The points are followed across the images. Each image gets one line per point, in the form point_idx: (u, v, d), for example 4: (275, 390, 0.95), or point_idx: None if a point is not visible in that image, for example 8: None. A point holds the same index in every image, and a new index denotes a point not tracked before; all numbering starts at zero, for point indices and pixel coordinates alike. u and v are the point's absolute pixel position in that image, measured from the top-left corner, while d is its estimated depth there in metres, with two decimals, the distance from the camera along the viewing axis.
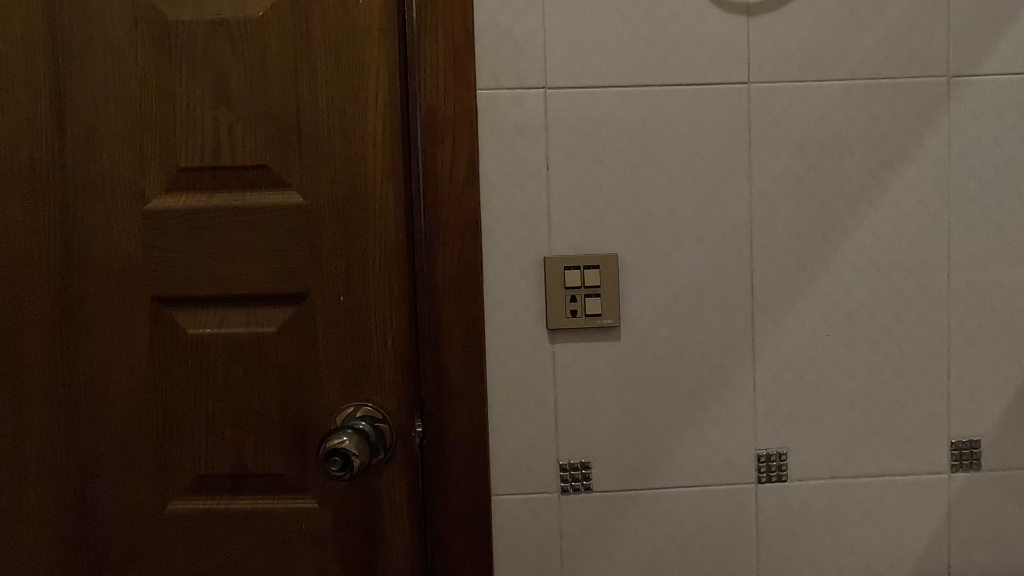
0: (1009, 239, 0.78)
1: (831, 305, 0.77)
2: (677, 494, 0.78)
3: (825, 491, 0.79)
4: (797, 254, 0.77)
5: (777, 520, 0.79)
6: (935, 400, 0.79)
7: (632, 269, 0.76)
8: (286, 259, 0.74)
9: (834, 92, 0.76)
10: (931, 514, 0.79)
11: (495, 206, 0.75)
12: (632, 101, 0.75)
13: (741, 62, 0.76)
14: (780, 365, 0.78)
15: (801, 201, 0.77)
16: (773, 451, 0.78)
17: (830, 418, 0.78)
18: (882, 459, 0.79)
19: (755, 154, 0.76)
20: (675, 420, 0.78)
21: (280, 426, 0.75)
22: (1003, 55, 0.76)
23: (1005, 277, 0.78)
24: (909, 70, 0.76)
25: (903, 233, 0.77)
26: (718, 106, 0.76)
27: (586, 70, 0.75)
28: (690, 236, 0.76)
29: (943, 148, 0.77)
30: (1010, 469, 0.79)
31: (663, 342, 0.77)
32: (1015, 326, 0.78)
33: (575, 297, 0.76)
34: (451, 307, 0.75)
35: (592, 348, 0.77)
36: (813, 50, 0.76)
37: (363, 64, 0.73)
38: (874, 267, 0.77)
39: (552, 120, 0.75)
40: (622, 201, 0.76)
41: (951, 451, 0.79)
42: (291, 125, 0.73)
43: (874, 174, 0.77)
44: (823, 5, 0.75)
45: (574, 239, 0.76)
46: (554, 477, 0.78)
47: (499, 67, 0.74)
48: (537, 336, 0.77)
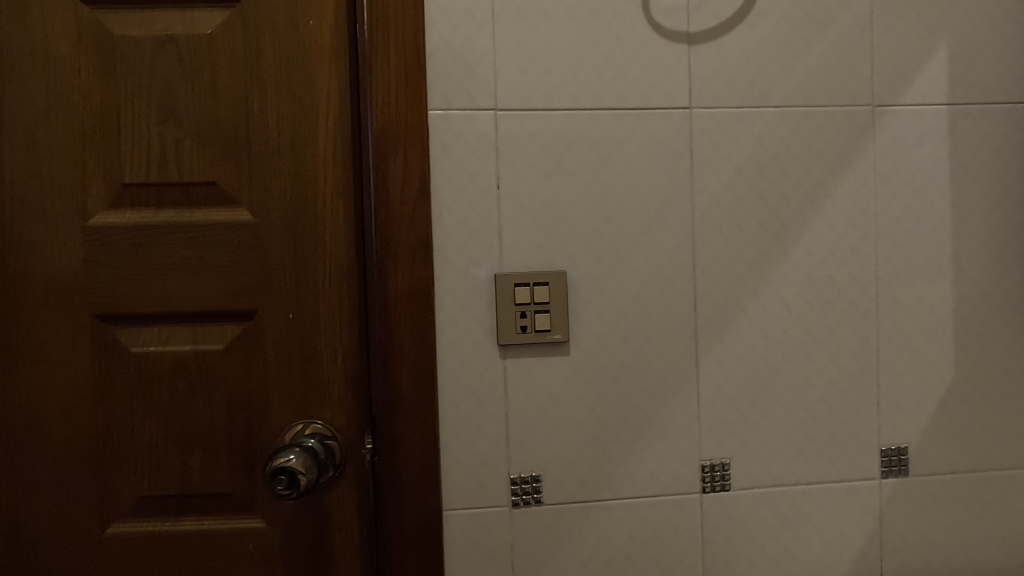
0: (931, 257, 0.83)
1: (770, 320, 0.81)
2: (625, 505, 0.80)
3: (766, 498, 0.82)
4: (738, 271, 0.80)
5: (722, 528, 0.82)
6: (867, 410, 0.83)
7: (580, 286, 0.79)
8: (234, 276, 0.74)
9: (769, 118, 0.80)
10: (865, 518, 0.83)
11: (446, 223, 0.77)
12: (580, 123, 0.78)
13: (683, 88, 0.79)
14: (722, 378, 0.81)
15: (741, 221, 0.80)
16: (717, 462, 0.81)
17: (770, 429, 0.82)
18: (819, 467, 0.83)
19: (697, 175, 0.80)
20: (623, 433, 0.80)
21: (227, 445, 0.74)
22: (922, 86, 0.82)
23: (927, 293, 0.83)
24: (839, 98, 0.81)
25: (836, 251, 0.82)
26: (662, 130, 0.79)
27: (535, 92, 0.77)
28: (637, 254, 0.79)
29: (870, 171, 0.82)
30: (936, 474, 0.84)
31: (611, 357, 0.79)
32: (937, 338, 0.83)
33: (525, 312, 0.77)
34: (402, 323, 0.75)
35: (542, 363, 0.79)
36: (750, 77, 0.80)
37: (315, 84, 0.74)
38: (809, 283, 0.81)
39: (503, 140, 0.77)
40: (571, 219, 0.78)
41: (881, 458, 0.83)
42: (240, 143, 0.73)
43: (808, 195, 0.81)
44: (759, 36, 0.80)
45: (524, 256, 0.78)
46: (505, 491, 0.79)
47: (450, 88, 0.76)
48: (488, 351, 0.78)
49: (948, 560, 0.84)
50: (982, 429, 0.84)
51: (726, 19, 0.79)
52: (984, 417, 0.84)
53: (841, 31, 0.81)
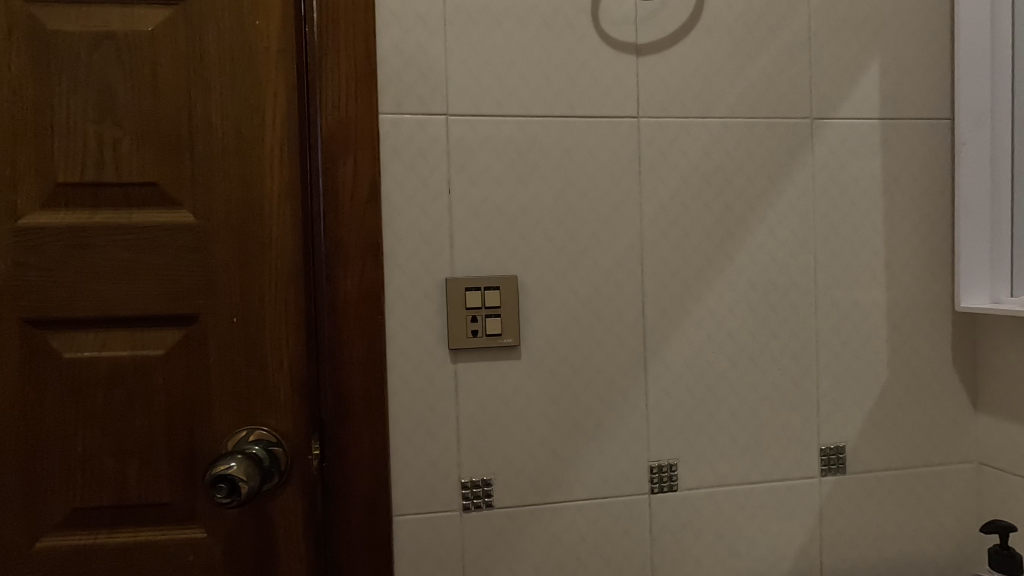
0: (866, 263, 0.87)
1: (715, 324, 0.83)
2: (576, 507, 0.81)
3: (712, 498, 0.84)
4: (684, 276, 0.83)
5: (670, 528, 0.83)
6: (807, 410, 0.86)
7: (531, 291, 0.80)
8: (175, 279, 0.72)
9: (714, 128, 0.83)
10: (806, 515, 0.86)
11: (397, 227, 0.77)
12: (531, 130, 0.79)
13: (632, 97, 0.81)
14: (670, 381, 0.83)
15: (687, 227, 0.83)
16: (664, 463, 0.83)
17: (716, 430, 0.84)
18: (762, 467, 0.85)
19: (645, 183, 0.82)
20: (574, 436, 0.81)
21: (167, 453, 0.72)
22: (857, 101, 0.86)
23: (862, 297, 0.87)
24: (780, 111, 0.84)
25: (777, 257, 0.85)
26: (611, 137, 0.81)
27: (486, 98, 0.78)
28: (587, 259, 0.81)
29: (809, 181, 0.85)
30: (871, 471, 0.88)
31: (562, 361, 0.81)
32: (872, 341, 0.87)
33: (476, 317, 0.78)
34: (351, 328, 0.75)
35: (493, 367, 0.79)
36: (696, 89, 0.82)
37: (261, 85, 0.73)
38: (752, 288, 0.84)
39: (454, 145, 0.78)
40: (522, 224, 0.79)
41: (821, 457, 0.87)
42: (182, 142, 0.71)
43: (751, 204, 0.84)
44: (704, 49, 0.82)
45: (476, 260, 0.78)
46: (456, 495, 0.79)
47: (402, 92, 0.76)
48: (439, 356, 0.78)
49: (882, 554, 0.88)
50: (914, 428, 0.88)
51: (672, 32, 0.81)
52: (915, 416, 0.88)
53: (781, 46, 0.84)
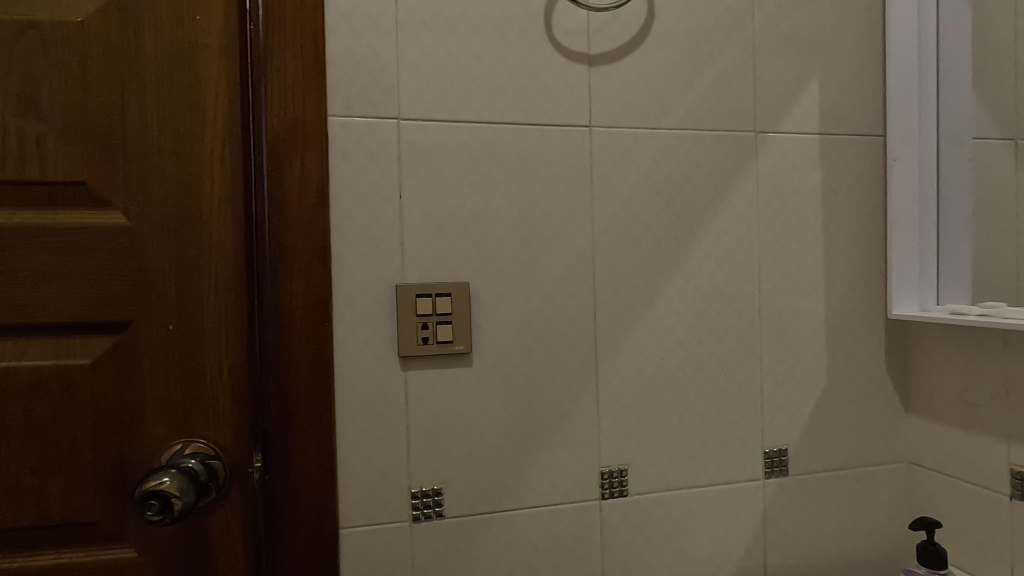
0: (806, 272, 0.90)
1: (664, 330, 0.85)
2: (527, 515, 0.81)
3: (661, 502, 0.85)
4: (635, 283, 0.84)
5: (620, 533, 0.84)
6: (752, 414, 0.89)
7: (483, 297, 0.79)
8: (105, 283, 0.68)
9: (663, 139, 0.85)
10: (750, 517, 0.89)
11: (346, 232, 0.75)
12: (484, 136, 0.79)
13: (584, 106, 0.82)
14: (620, 387, 0.84)
15: (638, 235, 0.84)
16: (615, 468, 0.84)
17: (665, 435, 0.85)
18: (709, 470, 0.87)
19: (597, 191, 0.83)
20: (525, 443, 0.81)
21: (94, 469, 0.68)
22: (798, 116, 0.89)
23: (803, 305, 0.90)
24: (726, 124, 0.87)
25: (724, 265, 0.87)
26: (563, 145, 0.81)
27: (439, 103, 0.77)
28: (539, 266, 0.81)
29: (754, 192, 0.88)
30: (812, 472, 0.91)
31: (514, 367, 0.80)
32: (812, 347, 0.91)
33: (427, 323, 0.77)
34: (296, 336, 0.72)
35: (444, 375, 0.78)
36: (646, 100, 0.84)
37: (202, 83, 0.70)
38: (700, 296, 0.86)
39: (405, 149, 0.77)
40: (474, 230, 0.79)
41: (765, 459, 0.89)
42: (114, 140, 0.68)
43: (699, 213, 0.86)
44: (654, 62, 0.84)
45: (427, 266, 0.77)
46: (406, 505, 0.77)
47: (352, 95, 0.75)
48: (389, 363, 0.77)
49: (822, 552, 0.91)
50: (851, 430, 0.92)
51: (623, 44, 0.83)
52: (852, 418, 0.92)
53: (727, 61, 0.87)
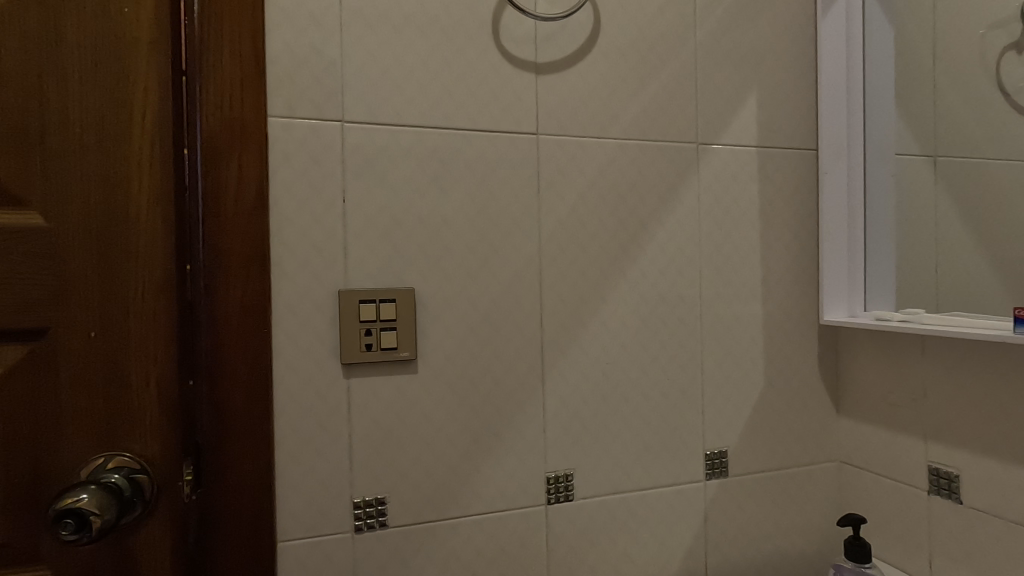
0: (745, 279, 0.94)
1: (610, 336, 0.86)
2: (473, 522, 0.81)
3: (606, 506, 0.87)
4: (581, 290, 0.85)
5: (566, 537, 0.85)
6: (694, 417, 0.91)
7: (429, 303, 0.79)
8: (19, 288, 0.64)
9: (609, 148, 0.86)
10: (692, 518, 0.91)
11: (287, 236, 0.73)
12: (431, 141, 0.78)
13: (531, 114, 0.83)
14: (566, 392, 0.84)
15: (584, 243, 0.85)
16: (561, 473, 0.84)
17: (610, 439, 0.87)
18: (653, 473, 0.89)
19: (544, 198, 0.83)
20: (471, 450, 0.81)
21: (5, 486, 0.63)
22: (737, 129, 0.93)
23: (742, 311, 0.94)
24: (669, 135, 0.89)
25: (667, 273, 0.89)
26: (511, 152, 0.82)
27: (385, 107, 0.77)
28: (486, 272, 0.81)
29: (696, 202, 0.91)
30: (750, 473, 0.94)
31: (460, 374, 0.80)
32: (750, 352, 0.94)
33: (370, 330, 0.76)
34: (231, 341, 0.70)
35: (388, 382, 0.77)
36: (592, 109, 0.85)
37: (129, 77, 0.66)
38: (644, 302, 0.88)
39: (350, 152, 0.75)
40: (420, 236, 0.78)
41: (706, 461, 0.92)
42: (31, 136, 0.64)
43: (644, 221, 0.88)
44: (600, 72, 0.86)
45: (372, 272, 0.76)
46: (348, 516, 0.76)
47: (294, 96, 0.73)
48: (331, 371, 0.75)
49: (760, 550, 0.95)
50: (786, 431, 0.96)
51: (570, 54, 0.84)
52: (787, 420, 0.96)
53: (670, 74, 0.89)
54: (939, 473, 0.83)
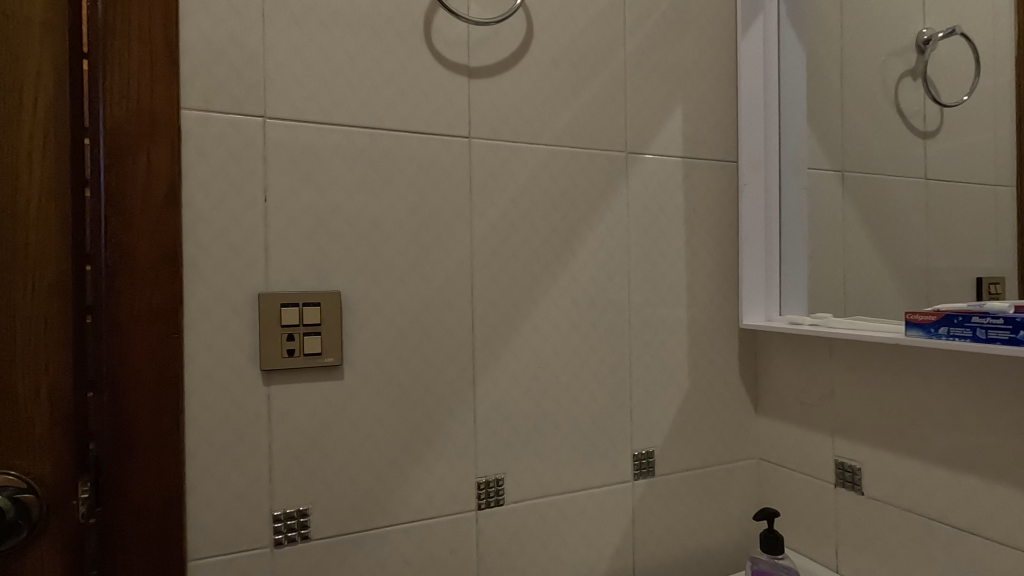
0: (671, 285, 0.97)
1: (541, 341, 0.87)
2: (401, 531, 0.79)
3: (537, 509, 0.87)
4: (512, 294, 0.85)
5: (496, 542, 0.84)
6: (622, 419, 0.93)
7: (355, 307, 0.76)
8: None
9: (542, 154, 0.87)
10: (621, 518, 0.93)
11: (201, 236, 0.69)
12: (359, 141, 0.77)
13: (463, 117, 0.82)
14: (497, 397, 0.84)
15: (516, 247, 0.86)
16: (492, 479, 0.84)
17: (541, 443, 0.87)
18: (583, 475, 0.90)
19: (476, 202, 0.83)
20: (399, 457, 0.79)
21: None
22: (664, 140, 0.96)
23: (668, 315, 0.97)
24: (600, 143, 0.91)
25: (597, 277, 0.91)
26: (443, 155, 0.81)
27: (311, 104, 0.74)
28: (416, 275, 0.80)
29: (625, 209, 0.93)
30: (676, 473, 0.97)
31: (389, 379, 0.78)
32: (675, 355, 0.97)
33: (293, 335, 0.73)
34: (137, 348, 0.66)
35: (311, 389, 0.74)
36: (525, 115, 0.86)
37: (19, 62, 0.61)
38: (575, 307, 0.90)
39: (272, 150, 0.72)
40: (346, 238, 0.76)
41: (634, 462, 0.94)
42: None
43: (575, 227, 0.90)
44: (533, 79, 0.87)
45: (295, 274, 0.73)
46: (266, 530, 0.72)
47: (211, 88, 0.70)
48: (250, 378, 0.72)
49: (685, 546, 0.98)
50: (709, 431, 1.00)
51: (503, 59, 0.84)
52: (710, 420, 1.00)
53: (601, 84, 0.91)
54: (844, 467, 0.89)
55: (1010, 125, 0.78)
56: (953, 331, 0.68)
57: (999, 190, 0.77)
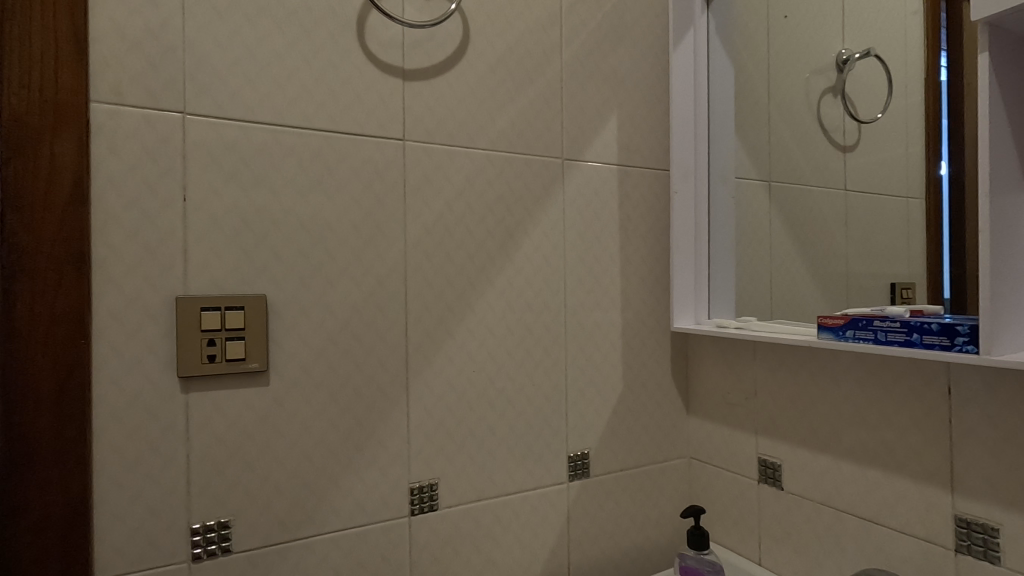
0: (606, 289, 0.99)
1: (476, 345, 0.87)
2: (330, 540, 0.77)
3: (471, 514, 0.87)
4: (447, 297, 0.85)
5: (429, 548, 0.84)
6: (557, 422, 0.94)
7: (281, 312, 0.74)
8: None
9: (477, 159, 0.87)
10: (556, 519, 0.94)
11: (112, 236, 0.66)
12: (287, 141, 0.75)
13: (397, 119, 0.81)
14: (431, 401, 0.84)
15: (451, 251, 0.85)
16: (425, 484, 0.84)
17: (475, 447, 0.87)
18: (518, 478, 0.91)
19: (409, 205, 0.82)
20: (328, 464, 0.77)
21: None
22: (599, 147, 0.98)
23: (603, 318, 0.99)
24: (535, 149, 0.92)
25: (532, 282, 0.92)
26: (375, 157, 0.80)
27: (234, 101, 0.72)
28: (347, 278, 0.78)
29: (560, 215, 0.95)
30: (610, 473, 0.99)
31: (317, 385, 0.77)
32: (609, 357, 1.00)
33: (214, 340, 0.70)
34: (37, 355, 0.62)
35: (234, 396, 0.72)
36: (460, 119, 0.86)
37: None
38: (510, 311, 0.90)
39: (191, 147, 0.69)
40: (273, 239, 0.74)
41: (569, 464, 0.96)
42: None
43: (510, 231, 0.90)
44: (468, 83, 0.87)
45: (216, 277, 0.71)
46: (183, 544, 0.69)
47: (123, 81, 0.66)
48: (165, 386, 0.68)
49: (618, 545, 1.00)
50: (642, 432, 1.03)
51: (438, 62, 0.84)
52: (643, 421, 1.03)
53: (537, 90, 0.92)
54: (766, 464, 0.93)
55: (920, 141, 0.80)
56: (858, 334, 0.72)
57: (912, 202, 0.80)
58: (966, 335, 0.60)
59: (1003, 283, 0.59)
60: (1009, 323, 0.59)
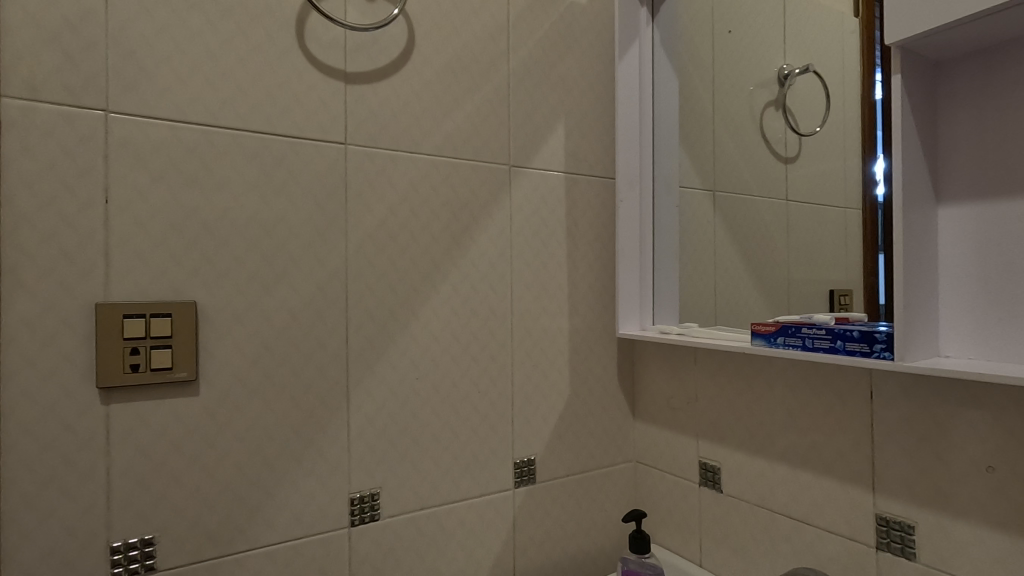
0: (553, 295, 1.00)
1: (420, 351, 0.86)
2: (263, 554, 0.75)
3: (413, 523, 0.86)
4: (389, 304, 0.84)
5: (369, 560, 0.82)
6: (503, 428, 0.94)
7: (213, 319, 0.72)
8: None
9: (422, 164, 0.87)
10: (501, 526, 0.94)
11: (25, 239, 0.62)
12: (221, 143, 0.72)
13: (338, 123, 0.80)
14: (373, 409, 0.82)
15: (394, 256, 0.84)
16: (366, 494, 0.82)
17: (419, 454, 0.86)
18: (463, 486, 0.90)
19: (351, 210, 0.81)
20: (263, 476, 0.75)
21: None
22: (547, 155, 0.99)
23: (549, 324, 1.00)
24: (482, 155, 0.92)
25: (479, 288, 0.92)
26: (315, 160, 0.78)
27: (162, 100, 0.69)
28: (284, 284, 0.76)
29: (508, 221, 0.95)
30: (556, 478, 1.00)
31: (251, 394, 0.74)
32: (556, 363, 1.00)
33: (138, 348, 0.67)
34: None
35: (160, 406, 0.69)
36: (404, 124, 0.85)
37: None
38: (455, 317, 0.90)
39: (115, 146, 0.66)
40: (205, 244, 0.71)
41: (515, 470, 0.96)
42: None
43: (456, 237, 0.90)
44: (414, 88, 0.86)
45: (142, 283, 0.68)
46: (101, 564, 0.66)
47: (39, 75, 0.63)
48: (83, 397, 0.65)
49: (564, 550, 1.01)
50: (589, 437, 1.04)
51: (382, 66, 0.83)
52: (590, 427, 1.04)
53: (483, 97, 0.92)
54: (706, 467, 0.95)
55: (858, 156, 0.77)
56: (788, 341, 0.74)
57: (850, 214, 0.78)
58: (883, 342, 0.63)
59: (915, 296, 0.62)
60: (921, 330, 0.63)
